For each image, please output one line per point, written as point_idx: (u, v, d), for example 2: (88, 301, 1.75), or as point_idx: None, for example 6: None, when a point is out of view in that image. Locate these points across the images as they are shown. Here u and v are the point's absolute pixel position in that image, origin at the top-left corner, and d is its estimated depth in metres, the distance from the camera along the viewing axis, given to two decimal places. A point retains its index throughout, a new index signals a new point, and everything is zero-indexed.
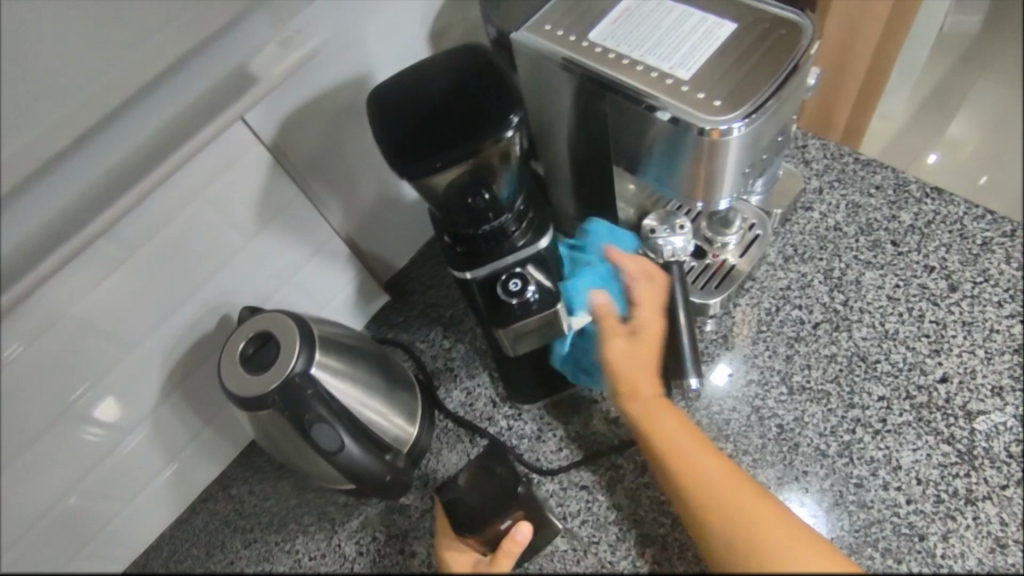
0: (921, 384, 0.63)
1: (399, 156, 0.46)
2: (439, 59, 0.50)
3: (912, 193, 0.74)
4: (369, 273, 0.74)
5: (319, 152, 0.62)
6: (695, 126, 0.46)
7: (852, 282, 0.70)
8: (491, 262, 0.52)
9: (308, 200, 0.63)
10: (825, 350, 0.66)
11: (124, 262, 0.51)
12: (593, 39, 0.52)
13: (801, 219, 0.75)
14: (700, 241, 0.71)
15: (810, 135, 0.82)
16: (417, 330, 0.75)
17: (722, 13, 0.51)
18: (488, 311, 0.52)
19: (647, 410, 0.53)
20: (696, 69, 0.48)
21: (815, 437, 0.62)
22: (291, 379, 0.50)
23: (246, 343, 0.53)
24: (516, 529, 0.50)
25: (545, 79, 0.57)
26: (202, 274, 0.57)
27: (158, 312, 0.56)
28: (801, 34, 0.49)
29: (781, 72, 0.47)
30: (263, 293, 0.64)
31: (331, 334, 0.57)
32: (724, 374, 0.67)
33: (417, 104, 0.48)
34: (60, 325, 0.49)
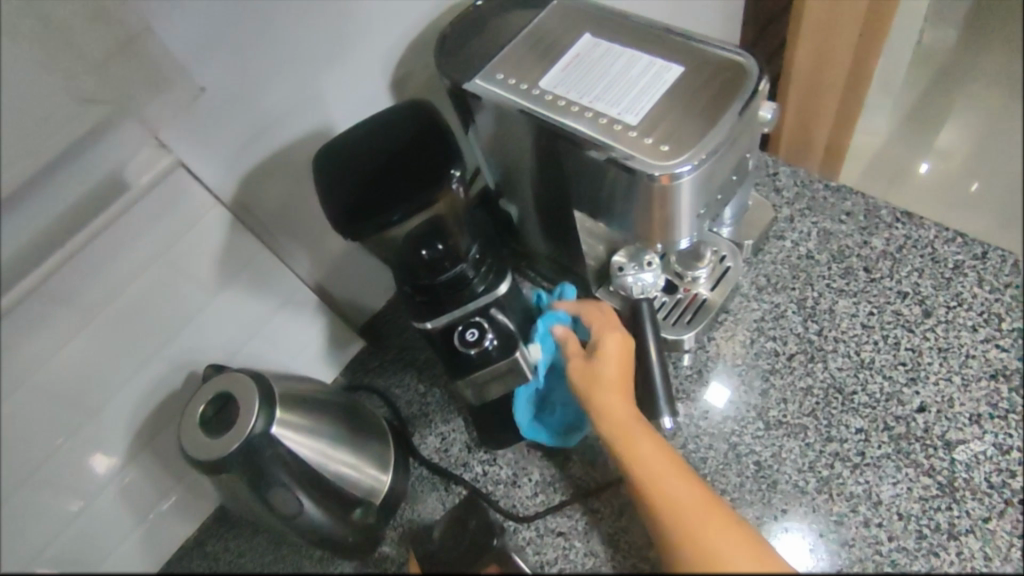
0: (899, 414, 0.62)
1: (349, 214, 0.46)
2: (386, 114, 0.51)
3: (883, 218, 0.74)
4: (343, 320, 0.74)
5: (282, 205, 0.63)
6: (643, 171, 0.46)
7: (826, 311, 0.69)
8: (451, 311, 0.53)
9: (272, 253, 0.64)
10: (801, 383, 0.65)
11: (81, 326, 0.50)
12: (543, 87, 0.53)
13: (773, 248, 0.75)
14: (670, 276, 0.70)
15: (780, 163, 0.82)
16: (392, 375, 0.74)
17: (669, 56, 0.52)
18: (448, 360, 0.53)
19: (621, 428, 0.51)
20: (643, 114, 0.48)
21: (793, 473, 0.60)
22: (250, 441, 0.50)
23: (205, 406, 0.53)
24: None
25: (501, 129, 0.58)
26: (167, 333, 0.58)
27: (122, 374, 0.55)
28: (746, 76, 0.49)
29: (727, 114, 0.47)
30: (232, 346, 0.64)
31: (296, 390, 0.57)
32: (723, 395, 0.66)
33: (367, 160, 0.48)
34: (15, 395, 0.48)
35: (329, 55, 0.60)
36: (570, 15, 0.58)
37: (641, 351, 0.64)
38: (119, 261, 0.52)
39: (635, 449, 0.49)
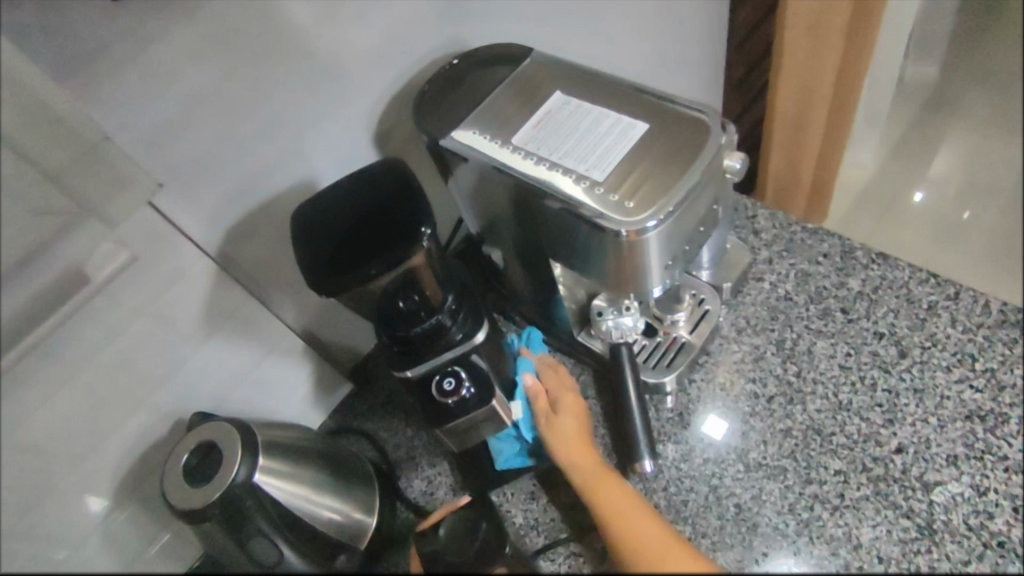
0: (877, 455, 0.62)
1: (328, 271, 0.49)
2: (360, 176, 0.54)
3: (858, 259, 0.75)
4: (331, 364, 0.76)
5: (269, 256, 0.66)
6: (607, 227, 0.48)
7: (804, 352, 0.70)
8: (428, 361, 0.56)
9: (259, 302, 0.66)
10: (780, 425, 0.66)
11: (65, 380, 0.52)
12: (515, 144, 0.55)
13: (753, 290, 0.76)
14: (650, 320, 0.72)
15: (759, 206, 0.84)
16: (380, 418, 0.75)
17: (635, 113, 0.54)
18: (425, 409, 0.56)
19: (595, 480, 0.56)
20: (610, 170, 0.51)
21: (774, 515, 0.61)
22: (230, 491, 0.51)
23: (189, 456, 0.53)
24: None
25: (478, 182, 0.60)
26: (154, 383, 0.59)
27: (109, 424, 0.57)
28: (708, 132, 0.52)
29: (689, 170, 0.50)
30: (218, 393, 0.65)
31: (277, 437, 0.58)
32: (721, 428, 0.67)
33: (344, 223, 0.51)
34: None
35: (312, 114, 0.63)
36: (542, 73, 0.61)
37: (622, 395, 0.66)
38: (108, 315, 0.53)
39: (606, 499, 0.53)
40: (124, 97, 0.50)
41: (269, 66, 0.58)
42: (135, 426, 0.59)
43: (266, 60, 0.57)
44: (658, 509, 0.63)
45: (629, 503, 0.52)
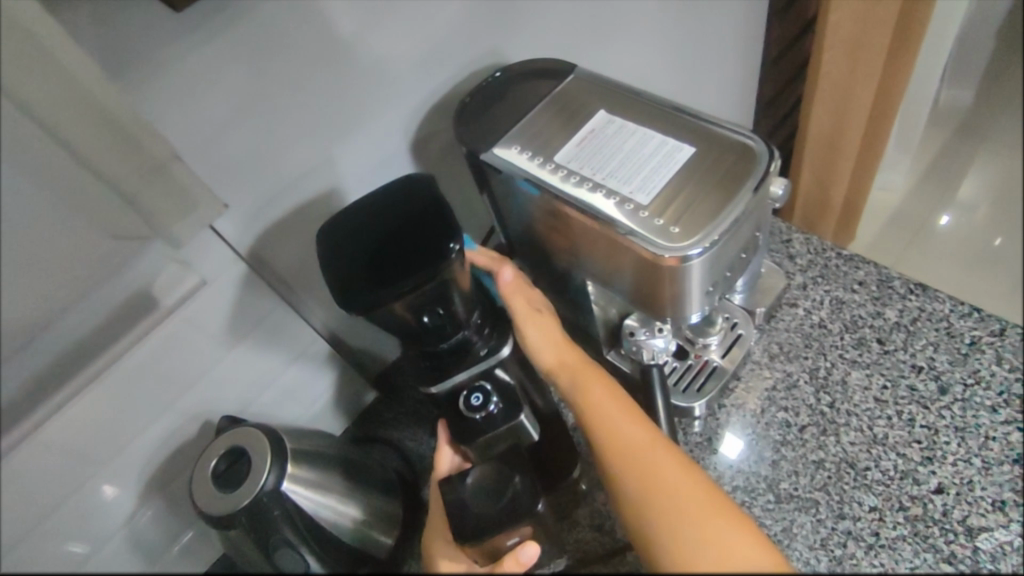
0: (914, 494, 0.61)
1: (363, 278, 0.48)
2: (392, 185, 0.53)
3: (896, 289, 0.74)
4: (356, 370, 0.76)
5: (303, 262, 0.66)
6: (649, 252, 0.48)
7: (838, 382, 0.69)
8: (455, 375, 0.55)
9: (290, 307, 0.66)
10: (813, 456, 0.65)
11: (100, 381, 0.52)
12: (557, 161, 0.55)
13: (786, 315, 0.75)
14: (681, 342, 0.71)
15: (793, 230, 0.83)
16: (404, 426, 0.75)
17: (679, 136, 0.54)
18: (452, 424, 0.56)
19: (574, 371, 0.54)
20: (654, 193, 0.50)
21: (805, 551, 0.59)
22: (259, 499, 0.51)
23: (217, 461, 0.53)
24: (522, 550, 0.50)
25: (515, 195, 0.59)
26: (186, 384, 0.60)
27: (141, 423, 0.57)
28: (755, 158, 0.51)
29: (735, 197, 0.49)
30: (246, 396, 0.66)
31: (302, 445, 0.58)
32: (737, 448, 0.67)
33: (376, 234, 0.50)
34: None
35: (352, 124, 0.63)
36: (585, 91, 0.61)
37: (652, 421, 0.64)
38: None
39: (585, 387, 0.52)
40: (169, 107, 0.50)
41: (311, 77, 0.58)
42: (164, 427, 0.60)
43: (309, 72, 0.58)
44: None
45: (612, 398, 0.51)
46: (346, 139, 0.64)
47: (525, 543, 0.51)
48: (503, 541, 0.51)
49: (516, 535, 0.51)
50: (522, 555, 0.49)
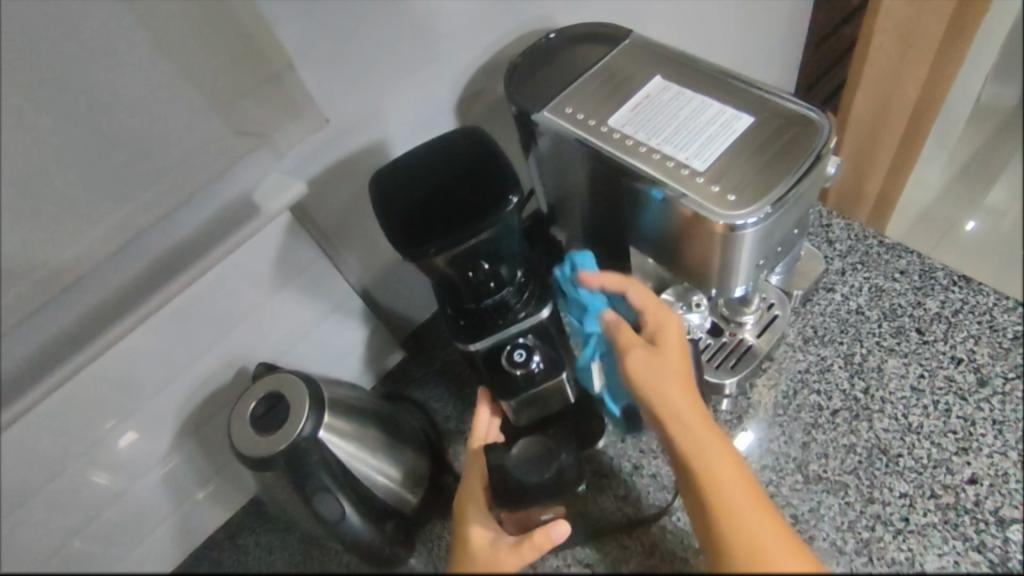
0: (947, 483, 0.60)
1: (412, 228, 0.47)
2: (446, 137, 0.52)
3: (938, 280, 0.73)
4: (388, 330, 0.76)
5: (344, 215, 0.66)
6: (704, 217, 0.47)
7: (874, 368, 0.68)
8: (495, 333, 0.55)
9: (328, 261, 0.66)
10: (845, 440, 0.64)
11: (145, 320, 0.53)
12: (611, 124, 0.54)
13: (822, 300, 0.74)
14: (716, 319, 0.71)
15: (833, 215, 0.81)
16: (432, 388, 0.75)
17: (738, 105, 0.53)
18: (491, 381, 0.55)
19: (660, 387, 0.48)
20: (711, 160, 0.49)
21: (831, 532, 0.58)
22: (298, 443, 0.51)
23: (256, 404, 0.53)
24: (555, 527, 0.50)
25: (563, 157, 0.58)
26: (224, 329, 0.60)
27: (179, 363, 0.58)
28: (817, 131, 0.50)
29: (794, 169, 0.48)
30: (280, 347, 0.66)
31: (338, 395, 0.58)
32: (748, 441, 0.66)
33: (432, 183, 0.49)
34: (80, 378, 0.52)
35: (398, 79, 0.63)
36: (639, 57, 0.60)
37: None
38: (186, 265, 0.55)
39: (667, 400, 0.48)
40: None
41: (362, 26, 0.57)
42: (202, 370, 0.61)
43: (362, 22, 0.57)
44: None
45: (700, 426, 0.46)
46: (393, 94, 0.63)
47: (556, 521, 0.50)
48: (535, 515, 0.52)
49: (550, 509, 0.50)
50: (552, 531, 0.49)
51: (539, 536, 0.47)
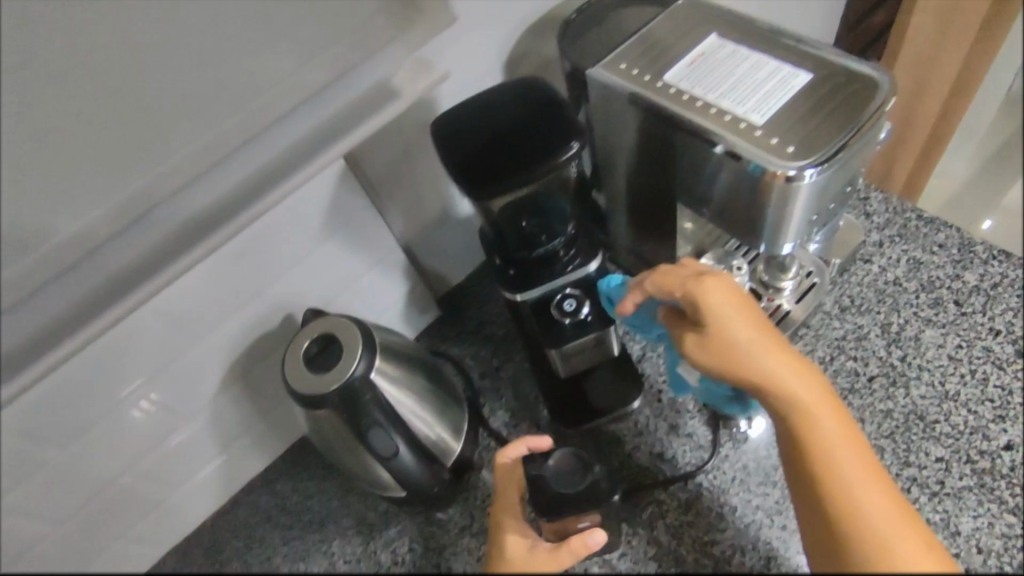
0: (984, 449, 0.61)
1: (471, 172, 0.48)
2: (505, 85, 0.52)
3: (978, 253, 0.72)
4: (426, 287, 0.77)
5: (394, 167, 0.66)
6: (763, 169, 0.48)
7: (911, 338, 0.69)
8: (543, 284, 0.55)
9: (375, 213, 0.66)
10: (880, 405, 0.65)
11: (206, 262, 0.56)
12: (667, 79, 0.54)
13: (859, 271, 0.74)
14: (754, 285, 0.70)
15: (872, 188, 0.81)
16: (467, 346, 0.77)
17: (796, 63, 0.53)
18: (541, 330, 0.56)
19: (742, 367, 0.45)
20: (769, 114, 0.50)
21: None
22: (351, 383, 0.52)
23: (310, 343, 0.55)
24: (591, 534, 0.52)
25: (613, 112, 0.59)
26: (276, 276, 0.62)
27: (232, 304, 0.62)
28: (876, 88, 0.50)
29: (853, 124, 0.48)
30: (325, 297, 0.68)
31: (389, 341, 0.59)
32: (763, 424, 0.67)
33: (494, 126, 0.49)
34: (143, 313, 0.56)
35: (448, 32, 0.63)
36: (693, 14, 0.59)
37: None
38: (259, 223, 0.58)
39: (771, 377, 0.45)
40: None
41: None
42: (254, 314, 0.64)
43: None
44: (748, 469, 0.65)
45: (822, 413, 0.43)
46: (443, 47, 0.63)
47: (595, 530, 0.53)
48: (574, 523, 0.56)
49: (587, 520, 0.56)
50: (589, 538, 0.52)
51: (576, 541, 0.51)
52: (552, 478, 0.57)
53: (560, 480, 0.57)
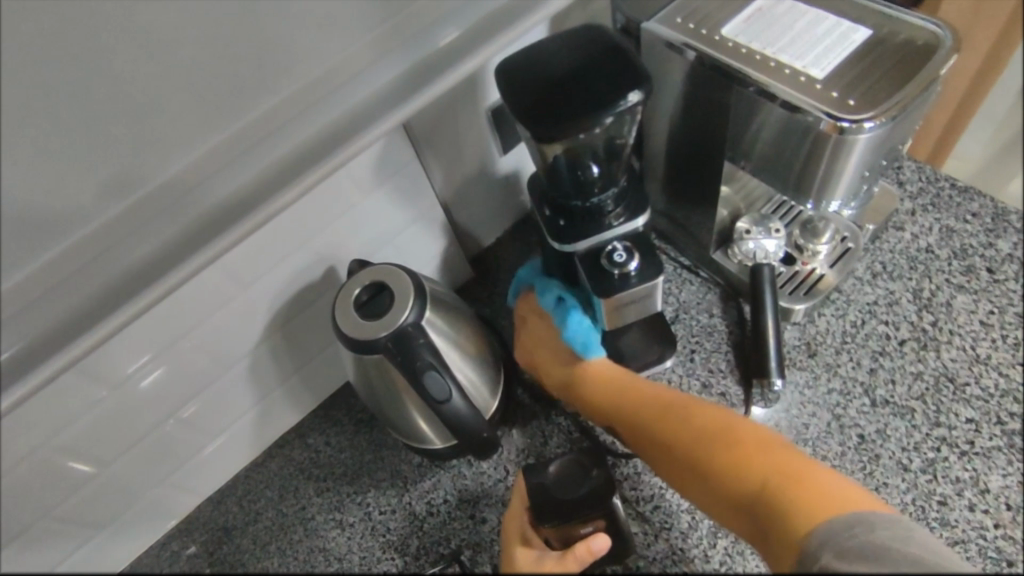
0: (1013, 411, 0.63)
1: (534, 116, 0.48)
2: (565, 35, 0.52)
3: (1012, 222, 0.72)
4: (460, 247, 0.77)
5: (441, 122, 0.64)
6: (822, 121, 0.48)
7: (942, 303, 0.69)
8: (591, 236, 0.55)
9: (420, 167, 0.66)
10: (911, 367, 0.66)
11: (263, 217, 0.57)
12: (724, 33, 0.54)
13: (892, 238, 0.75)
14: (789, 249, 0.71)
15: (906, 157, 0.80)
16: (499, 306, 0.78)
17: (855, 19, 0.52)
18: (590, 281, 0.56)
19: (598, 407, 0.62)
20: (829, 69, 0.50)
21: (897, 451, 0.62)
22: (404, 329, 0.52)
23: (360, 291, 0.55)
24: (593, 540, 0.52)
25: (664, 68, 0.58)
26: (319, 227, 0.62)
27: (276, 256, 0.61)
28: (938, 45, 0.50)
29: (914, 80, 0.48)
30: (363, 252, 0.68)
31: (436, 293, 0.59)
32: (794, 384, 0.67)
33: (556, 73, 0.50)
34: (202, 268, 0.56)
35: None
36: None
37: (759, 321, 0.66)
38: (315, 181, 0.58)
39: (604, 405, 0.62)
40: None
41: None
42: (294, 266, 0.64)
43: None
44: (780, 427, 0.65)
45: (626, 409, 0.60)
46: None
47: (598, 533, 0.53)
48: (577, 529, 0.55)
49: (589, 525, 0.55)
50: (592, 544, 0.51)
51: (580, 547, 0.51)
52: (562, 482, 0.56)
53: (563, 488, 0.55)
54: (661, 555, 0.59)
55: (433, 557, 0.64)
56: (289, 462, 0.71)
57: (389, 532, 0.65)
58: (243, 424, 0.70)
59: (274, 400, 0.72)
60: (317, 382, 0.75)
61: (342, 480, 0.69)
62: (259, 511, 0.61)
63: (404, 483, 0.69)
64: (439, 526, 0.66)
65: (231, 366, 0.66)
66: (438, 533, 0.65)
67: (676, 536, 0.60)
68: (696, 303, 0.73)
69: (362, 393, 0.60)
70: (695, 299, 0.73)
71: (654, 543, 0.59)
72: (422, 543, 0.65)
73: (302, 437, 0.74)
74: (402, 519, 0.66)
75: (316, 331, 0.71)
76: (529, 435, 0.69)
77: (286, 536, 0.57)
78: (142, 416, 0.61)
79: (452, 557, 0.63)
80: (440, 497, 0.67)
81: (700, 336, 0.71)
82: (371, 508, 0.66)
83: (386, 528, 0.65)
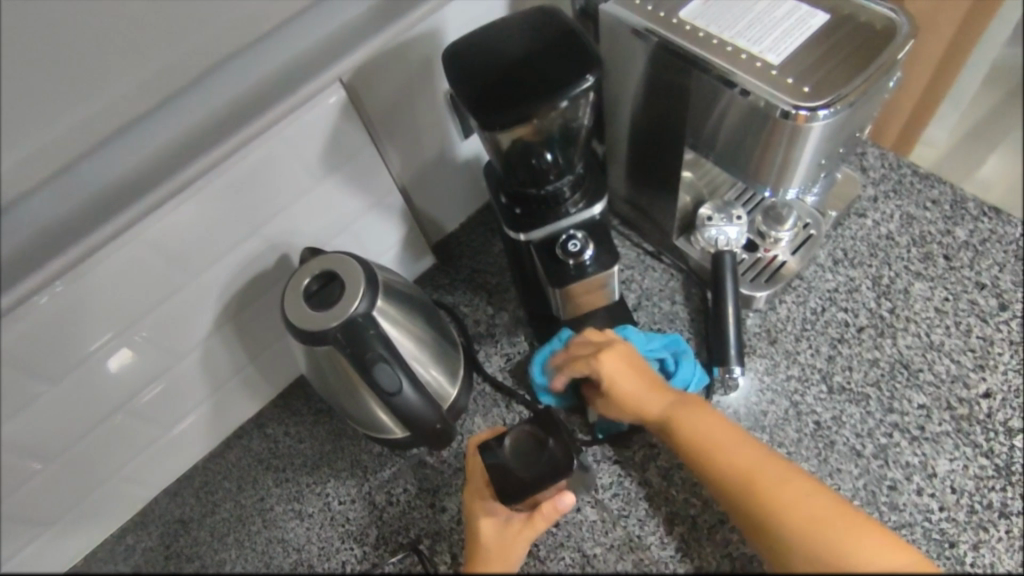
0: (962, 397, 0.64)
1: (484, 101, 0.47)
2: (519, 16, 0.50)
3: (969, 210, 0.73)
4: (420, 233, 0.76)
5: (396, 104, 0.62)
6: (779, 109, 0.48)
7: (901, 291, 0.70)
8: (547, 224, 0.55)
9: (376, 151, 0.64)
10: (868, 354, 0.67)
11: (207, 202, 0.55)
12: (682, 17, 0.53)
13: (853, 225, 0.75)
14: (752, 236, 0.72)
15: (869, 143, 0.80)
16: (461, 293, 0.77)
17: (815, 3, 0.52)
18: (546, 271, 0.55)
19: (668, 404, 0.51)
20: (785, 55, 0.49)
21: (851, 437, 0.63)
22: (354, 320, 0.51)
23: (310, 281, 0.54)
24: (560, 497, 0.50)
25: (623, 51, 0.57)
26: (269, 212, 0.60)
27: (224, 244, 0.59)
28: (894, 32, 0.49)
29: (868, 67, 0.48)
30: (319, 238, 0.66)
31: (392, 282, 0.58)
32: (753, 371, 0.68)
33: (508, 57, 0.48)
34: (145, 255, 0.54)
35: None
36: None
37: (719, 309, 0.66)
38: (263, 166, 0.56)
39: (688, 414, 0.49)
40: None
41: None
42: (245, 253, 0.62)
43: None
44: (737, 415, 0.65)
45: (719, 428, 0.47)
46: None
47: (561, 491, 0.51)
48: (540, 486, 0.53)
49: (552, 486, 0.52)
50: (558, 501, 0.50)
51: (545, 507, 0.50)
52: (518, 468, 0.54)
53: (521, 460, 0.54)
54: (617, 540, 0.56)
55: (392, 548, 0.63)
56: (246, 452, 0.70)
57: (348, 523, 0.65)
58: (200, 414, 0.69)
59: (231, 390, 0.70)
60: (275, 371, 0.74)
61: (302, 471, 0.69)
62: (216, 504, 0.59)
63: (364, 472, 0.68)
64: (398, 515, 0.65)
65: (185, 354, 0.64)
66: (396, 523, 0.65)
67: (634, 524, 0.60)
68: (658, 290, 0.73)
69: (316, 386, 0.59)
70: (657, 286, 0.73)
71: (612, 530, 0.58)
72: (382, 532, 0.64)
73: (261, 427, 0.73)
74: (362, 509, 0.66)
75: (271, 321, 0.70)
76: (490, 423, 0.68)
77: (244, 528, 0.55)
78: (92, 407, 0.58)
79: (411, 546, 0.63)
80: (400, 487, 0.67)
81: (663, 323, 0.70)
82: (330, 498, 0.66)
83: (345, 518, 0.65)
